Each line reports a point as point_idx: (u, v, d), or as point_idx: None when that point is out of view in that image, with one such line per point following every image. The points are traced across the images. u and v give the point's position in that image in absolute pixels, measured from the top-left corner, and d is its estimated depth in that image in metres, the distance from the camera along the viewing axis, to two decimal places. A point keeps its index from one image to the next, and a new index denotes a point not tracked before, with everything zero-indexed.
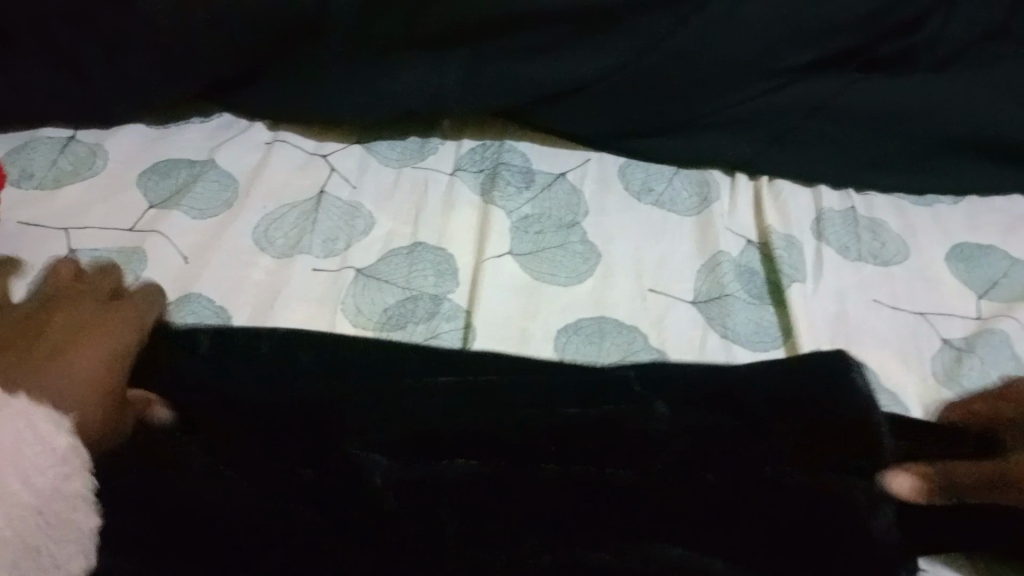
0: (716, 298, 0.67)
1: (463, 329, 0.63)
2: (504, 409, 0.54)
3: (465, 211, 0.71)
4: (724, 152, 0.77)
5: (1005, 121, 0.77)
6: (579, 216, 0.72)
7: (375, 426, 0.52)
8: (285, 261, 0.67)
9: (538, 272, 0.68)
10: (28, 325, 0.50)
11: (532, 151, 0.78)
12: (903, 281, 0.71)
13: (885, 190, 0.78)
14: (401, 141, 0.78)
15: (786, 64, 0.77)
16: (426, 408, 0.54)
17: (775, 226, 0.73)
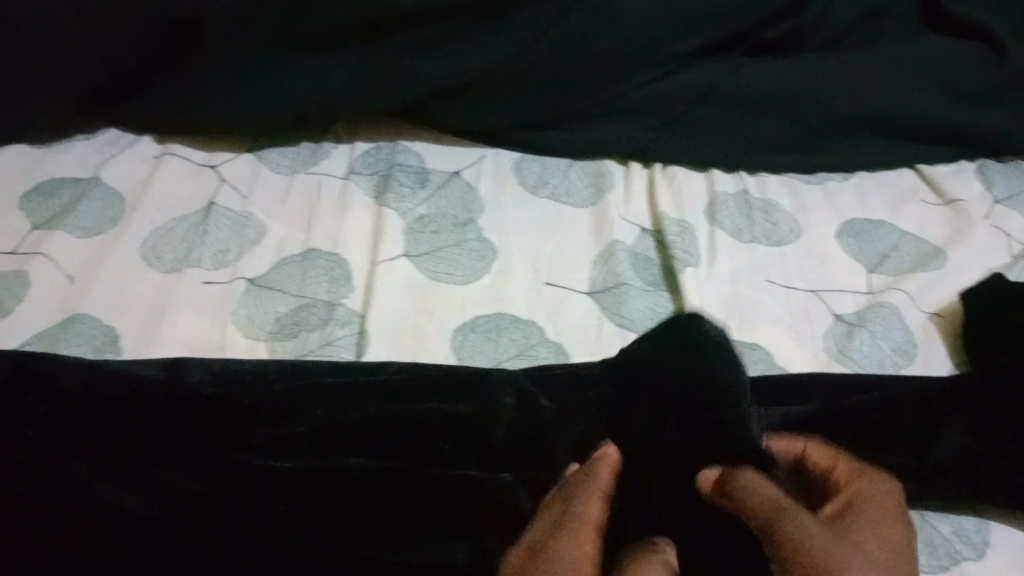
0: (611, 288, 0.68)
1: (358, 334, 0.63)
2: (391, 409, 0.56)
3: (358, 215, 0.71)
4: (617, 141, 0.78)
5: (888, 97, 0.79)
6: (475, 214, 0.72)
7: (281, 442, 0.54)
8: (174, 275, 0.66)
9: (434, 272, 0.67)
10: None
11: (428, 150, 0.78)
12: (796, 259, 0.72)
13: (777, 171, 0.79)
14: (294, 148, 0.77)
15: (674, 51, 0.78)
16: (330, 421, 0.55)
17: (668, 211, 0.74)
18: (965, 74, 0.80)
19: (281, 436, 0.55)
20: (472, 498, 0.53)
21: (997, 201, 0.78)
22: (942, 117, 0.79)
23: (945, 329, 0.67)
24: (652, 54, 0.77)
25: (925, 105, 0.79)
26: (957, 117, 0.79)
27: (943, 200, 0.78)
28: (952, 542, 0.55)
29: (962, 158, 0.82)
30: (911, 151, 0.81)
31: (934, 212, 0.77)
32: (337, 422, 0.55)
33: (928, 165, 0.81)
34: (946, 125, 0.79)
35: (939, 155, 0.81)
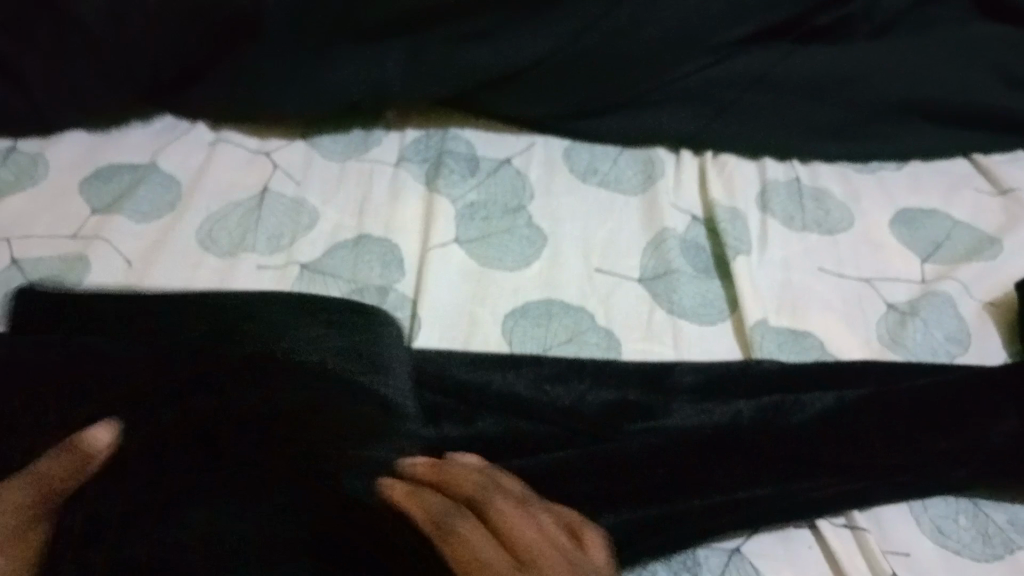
0: (662, 275, 0.68)
1: (410, 319, 0.64)
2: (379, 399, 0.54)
3: (410, 201, 0.72)
4: (666, 129, 0.78)
5: (941, 84, 0.78)
6: (525, 201, 0.73)
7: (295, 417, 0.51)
8: (231, 260, 0.67)
9: (485, 258, 0.68)
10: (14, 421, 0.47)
11: (478, 137, 0.78)
12: (848, 247, 0.71)
13: (828, 159, 0.78)
14: (346, 135, 0.78)
15: (726, 38, 0.77)
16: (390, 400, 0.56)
17: (720, 199, 0.74)
18: (1022, 61, 0.79)
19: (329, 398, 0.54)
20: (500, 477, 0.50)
21: None
22: (998, 105, 0.78)
23: (1000, 318, 0.67)
24: (704, 42, 0.77)
25: (980, 93, 0.78)
26: (1014, 104, 0.78)
27: (997, 189, 0.77)
28: (1007, 531, 0.55)
29: (1018, 147, 0.81)
30: (965, 139, 0.80)
31: (989, 201, 0.76)
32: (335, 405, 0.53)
33: (982, 154, 0.80)
34: (1002, 114, 0.79)
35: (994, 143, 0.80)
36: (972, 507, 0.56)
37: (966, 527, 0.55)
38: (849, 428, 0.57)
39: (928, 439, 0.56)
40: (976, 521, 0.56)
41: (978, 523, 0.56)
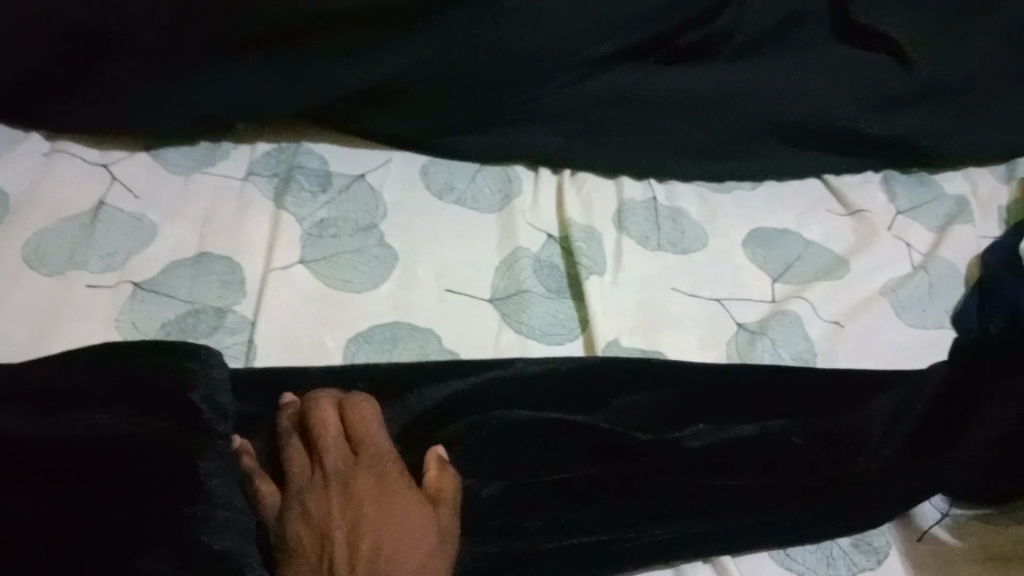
0: (513, 295, 0.67)
1: (247, 343, 0.61)
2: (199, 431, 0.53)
3: (257, 217, 0.69)
4: (526, 146, 0.77)
5: (803, 103, 0.79)
6: (377, 219, 0.71)
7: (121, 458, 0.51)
8: (58, 279, 0.63)
9: (332, 279, 0.66)
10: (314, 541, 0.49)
11: (333, 153, 0.76)
12: (703, 268, 0.72)
13: (686, 177, 0.79)
14: (192, 149, 0.75)
15: (591, 55, 0.77)
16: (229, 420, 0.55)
17: (576, 218, 0.73)
18: (878, 86, 0.81)
19: (147, 443, 0.52)
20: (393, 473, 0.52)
21: (900, 211, 0.79)
22: (853, 128, 0.80)
23: (847, 338, 0.68)
24: (570, 58, 0.76)
25: (837, 116, 0.79)
26: (869, 126, 0.80)
27: (848, 210, 0.79)
28: (852, 553, 0.57)
29: (867, 169, 0.83)
30: (819, 160, 0.81)
31: (840, 222, 0.78)
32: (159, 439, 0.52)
33: (833, 175, 0.82)
34: (857, 135, 0.80)
35: (847, 164, 0.82)
36: None
37: (813, 551, 0.56)
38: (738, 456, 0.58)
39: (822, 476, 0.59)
40: (822, 544, 0.57)
41: (823, 547, 0.57)
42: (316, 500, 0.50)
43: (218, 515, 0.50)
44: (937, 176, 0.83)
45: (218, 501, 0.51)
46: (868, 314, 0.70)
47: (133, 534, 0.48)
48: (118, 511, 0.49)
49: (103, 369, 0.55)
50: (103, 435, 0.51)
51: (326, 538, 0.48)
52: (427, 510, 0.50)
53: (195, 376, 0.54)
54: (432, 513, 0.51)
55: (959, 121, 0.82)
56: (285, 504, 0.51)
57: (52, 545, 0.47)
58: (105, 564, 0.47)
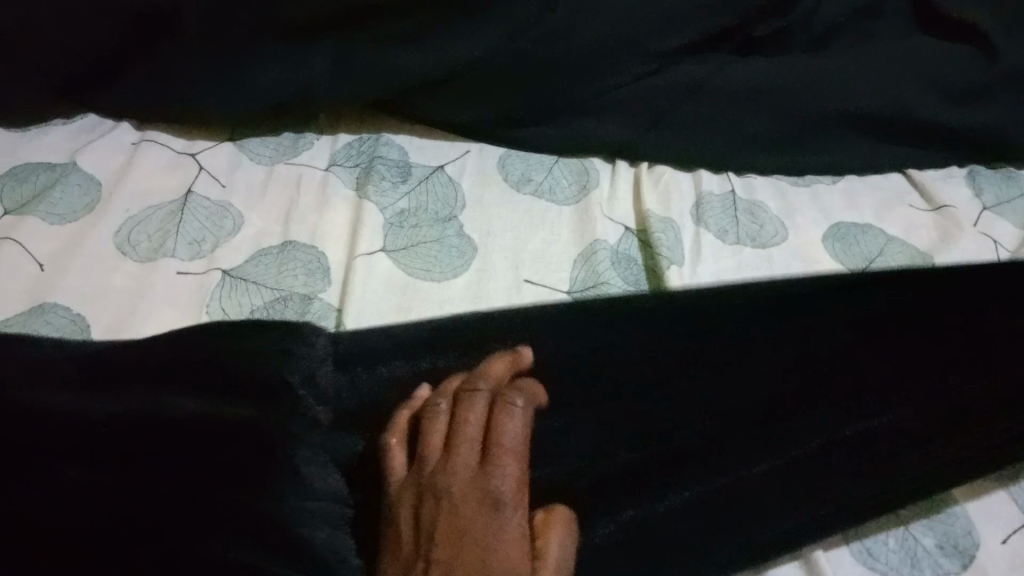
0: (592, 287, 0.67)
1: (334, 329, 0.62)
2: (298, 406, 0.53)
3: (337, 207, 0.70)
4: (601, 138, 0.76)
5: (878, 96, 0.78)
6: (456, 209, 0.71)
7: (218, 437, 0.52)
8: (149, 265, 0.65)
9: (412, 268, 0.66)
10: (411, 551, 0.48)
11: (411, 144, 0.76)
12: (781, 262, 0.71)
13: (764, 171, 0.78)
14: (275, 139, 0.76)
15: (658, 48, 0.77)
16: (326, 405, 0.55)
17: (653, 209, 0.73)
18: (960, 78, 0.80)
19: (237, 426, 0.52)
20: (507, 498, 0.48)
21: (985, 207, 0.78)
22: (934, 119, 0.79)
23: None
24: (638, 50, 0.76)
25: (919, 108, 0.78)
26: (948, 120, 0.79)
27: (932, 206, 0.77)
28: (936, 555, 0.55)
29: (951, 163, 0.81)
30: (900, 155, 0.80)
31: (923, 218, 0.76)
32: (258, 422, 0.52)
33: (915, 169, 0.80)
34: (938, 128, 0.79)
35: (928, 159, 0.81)
36: (902, 531, 0.56)
37: (893, 551, 0.55)
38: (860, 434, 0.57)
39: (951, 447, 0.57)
40: (904, 544, 0.55)
41: (905, 547, 0.55)
42: (426, 509, 0.49)
43: (313, 505, 0.51)
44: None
45: (310, 492, 0.51)
46: None
47: (229, 514, 0.49)
48: (215, 489, 0.50)
49: (193, 353, 0.56)
50: (199, 417, 0.53)
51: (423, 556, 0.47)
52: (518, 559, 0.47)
53: (293, 360, 0.55)
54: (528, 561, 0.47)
55: None
56: (401, 511, 0.50)
57: (153, 520, 0.49)
58: (200, 543, 0.48)
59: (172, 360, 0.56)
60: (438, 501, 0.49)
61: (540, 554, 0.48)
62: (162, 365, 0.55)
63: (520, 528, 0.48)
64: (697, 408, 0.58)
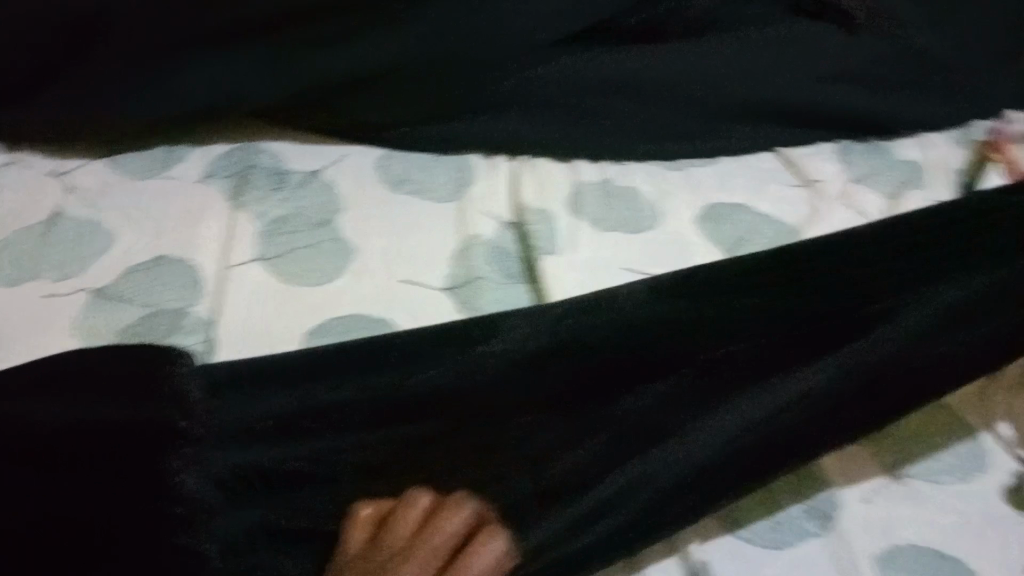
0: (467, 282, 0.68)
1: (206, 342, 0.62)
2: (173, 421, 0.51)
3: (210, 218, 0.70)
4: (477, 135, 0.77)
5: (746, 80, 0.80)
6: (332, 214, 0.71)
7: (87, 447, 0.51)
8: (14, 290, 0.64)
9: (286, 275, 0.67)
10: None
11: (286, 151, 0.77)
12: (654, 246, 0.73)
13: (638, 157, 0.79)
14: (147, 153, 0.76)
15: (533, 42, 0.77)
16: (198, 417, 0.53)
17: (529, 202, 0.74)
18: (827, 57, 0.82)
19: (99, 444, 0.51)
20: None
21: (854, 179, 0.80)
22: (800, 98, 0.81)
23: None
24: (513, 45, 0.76)
25: (785, 88, 0.81)
26: (814, 98, 0.81)
27: (801, 180, 0.80)
28: (801, 518, 0.58)
29: (821, 140, 0.84)
30: (774, 134, 0.82)
31: (793, 193, 0.79)
32: (126, 431, 0.51)
33: (788, 147, 0.83)
34: (804, 106, 0.81)
35: (801, 138, 0.83)
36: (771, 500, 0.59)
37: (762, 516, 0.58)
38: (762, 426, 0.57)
39: (829, 435, 0.58)
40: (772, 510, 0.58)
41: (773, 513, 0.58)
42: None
43: (176, 511, 0.49)
44: (892, 144, 0.85)
45: (178, 499, 0.49)
46: None
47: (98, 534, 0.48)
48: (80, 506, 0.49)
49: (80, 371, 0.55)
50: (65, 430, 0.51)
51: None
52: None
53: (167, 380, 0.53)
54: None
55: (902, 90, 0.84)
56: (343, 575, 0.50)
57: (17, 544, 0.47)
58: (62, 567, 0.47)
59: (32, 381, 0.55)
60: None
61: None
62: (24, 390, 0.54)
63: None
64: (576, 411, 0.58)
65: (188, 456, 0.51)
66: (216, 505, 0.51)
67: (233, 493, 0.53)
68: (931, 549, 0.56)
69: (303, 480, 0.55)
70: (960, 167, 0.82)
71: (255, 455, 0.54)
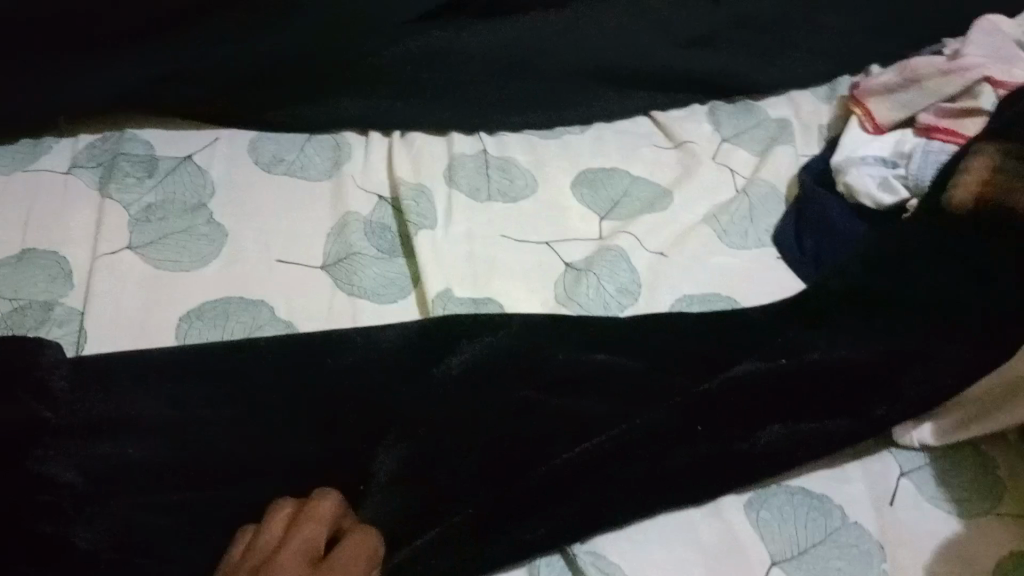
0: (345, 258, 0.69)
1: (78, 332, 0.62)
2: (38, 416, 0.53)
3: (78, 209, 0.69)
4: (351, 114, 0.78)
5: (608, 49, 0.82)
6: (205, 198, 0.71)
7: None
8: None
9: (159, 261, 0.66)
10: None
11: (157, 137, 0.76)
12: (530, 214, 0.74)
13: (514, 128, 0.81)
14: (13, 146, 0.74)
15: (393, 21, 0.77)
16: (60, 408, 0.54)
17: (405, 177, 0.75)
18: (689, 20, 0.84)
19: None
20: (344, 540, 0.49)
21: (724, 139, 0.83)
22: (667, 64, 0.83)
23: (670, 267, 0.71)
24: (370, 25, 0.76)
25: (652, 53, 0.83)
26: (677, 63, 0.83)
27: (674, 142, 0.82)
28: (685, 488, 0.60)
29: (693, 102, 0.86)
30: (642, 100, 0.85)
31: (665, 155, 0.81)
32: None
33: (661, 111, 0.85)
34: (671, 71, 0.84)
35: (672, 101, 0.85)
36: None
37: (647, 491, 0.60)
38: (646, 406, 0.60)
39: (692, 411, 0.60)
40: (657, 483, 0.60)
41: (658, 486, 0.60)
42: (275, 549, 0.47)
43: (37, 498, 0.50)
44: (762, 103, 0.88)
45: (43, 486, 0.51)
46: (693, 244, 0.73)
47: None
48: None
49: None
50: None
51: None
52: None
53: (21, 369, 0.54)
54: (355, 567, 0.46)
55: (761, 52, 0.87)
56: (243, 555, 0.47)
57: None
58: None
59: None
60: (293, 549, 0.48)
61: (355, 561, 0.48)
62: None
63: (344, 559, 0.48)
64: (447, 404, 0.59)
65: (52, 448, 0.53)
66: (82, 491, 0.52)
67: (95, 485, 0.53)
68: (799, 489, 0.60)
69: (179, 470, 0.55)
70: (824, 123, 0.86)
71: (123, 448, 0.54)
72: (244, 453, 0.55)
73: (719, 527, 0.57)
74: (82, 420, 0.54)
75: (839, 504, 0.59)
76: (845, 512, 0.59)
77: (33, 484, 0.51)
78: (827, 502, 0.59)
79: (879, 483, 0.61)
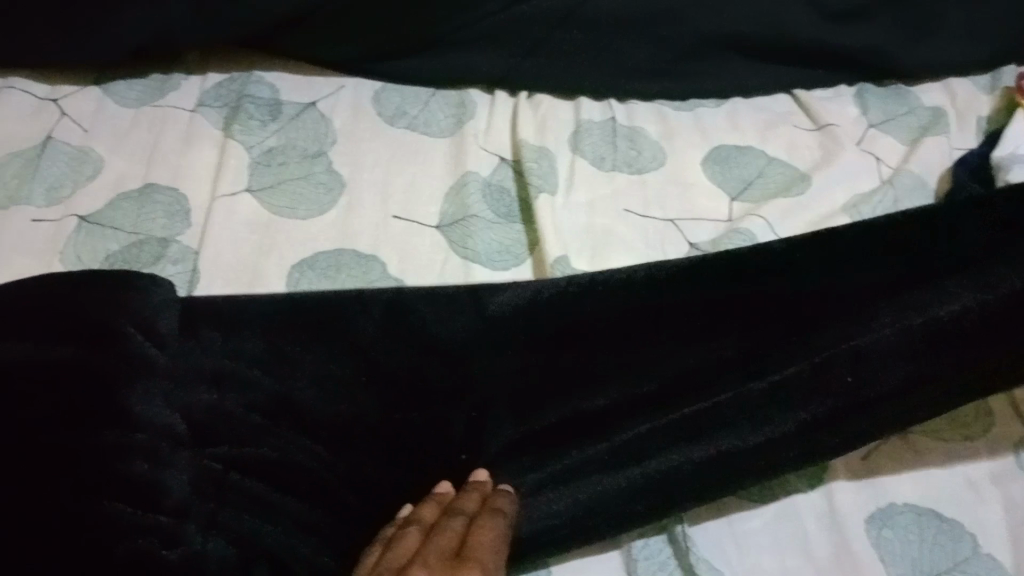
0: (460, 220, 0.66)
1: (191, 271, 0.61)
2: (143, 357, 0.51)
3: (201, 149, 0.69)
4: (480, 71, 0.75)
5: (756, 20, 0.75)
6: (326, 146, 0.70)
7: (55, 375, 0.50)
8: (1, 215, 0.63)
9: (277, 206, 0.65)
10: (402, 539, 0.46)
11: (282, 81, 0.75)
12: (655, 188, 0.71)
13: (645, 97, 0.77)
14: (143, 81, 0.74)
15: None
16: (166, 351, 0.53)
17: (528, 139, 0.72)
18: None
19: (68, 367, 0.50)
20: (467, 500, 0.50)
21: (871, 125, 0.77)
22: (818, 40, 0.77)
23: None
24: None
25: (802, 28, 0.76)
26: (828, 40, 0.77)
27: (816, 124, 0.77)
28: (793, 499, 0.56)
29: (840, 83, 0.81)
30: (785, 76, 0.79)
31: (805, 137, 0.76)
32: (91, 363, 0.51)
33: (804, 90, 0.80)
34: (821, 47, 0.77)
35: (817, 79, 0.80)
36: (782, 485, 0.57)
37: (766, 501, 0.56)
38: (774, 362, 0.57)
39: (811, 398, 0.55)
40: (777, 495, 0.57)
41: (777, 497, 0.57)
42: (415, 521, 0.48)
43: (136, 439, 0.49)
44: (914, 89, 0.81)
45: (138, 426, 0.49)
46: None
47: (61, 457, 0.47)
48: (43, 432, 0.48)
49: (41, 296, 0.54)
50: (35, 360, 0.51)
51: (419, 542, 0.46)
52: (499, 526, 0.47)
53: (130, 309, 0.53)
54: (488, 517, 0.48)
55: (923, 30, 0.80)
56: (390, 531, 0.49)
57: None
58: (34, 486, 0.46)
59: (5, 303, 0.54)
60: (426, 514, 0.49)
61: (484, 510, 0.48)
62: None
63: (470, 507, 0.49)
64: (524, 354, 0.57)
65: (162, 390, 0.51)
66: (179, 438, 0.50)
67: (197, 437, 0.51)
68: (929, 511, 0.56)
69: (283, 422, 0.53)
70: (983, 115, 0.79)
71: (225, 399, 0.53)
72: (355, 408, 0.54)
73: (834, 542, 0.54)
74: (191, 367, 0.54)
75: (972, 532, 0.55)
76: (978, 542, 0.54)
77: (136, 427, 0.49)
78: (958, 528, 0.55)
79: (1019, 512, 0.56)
